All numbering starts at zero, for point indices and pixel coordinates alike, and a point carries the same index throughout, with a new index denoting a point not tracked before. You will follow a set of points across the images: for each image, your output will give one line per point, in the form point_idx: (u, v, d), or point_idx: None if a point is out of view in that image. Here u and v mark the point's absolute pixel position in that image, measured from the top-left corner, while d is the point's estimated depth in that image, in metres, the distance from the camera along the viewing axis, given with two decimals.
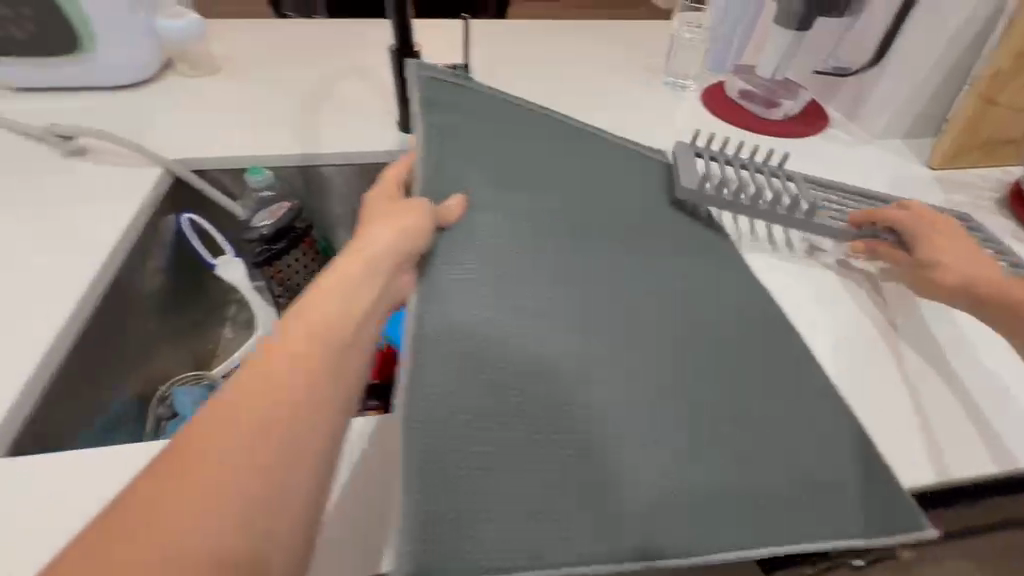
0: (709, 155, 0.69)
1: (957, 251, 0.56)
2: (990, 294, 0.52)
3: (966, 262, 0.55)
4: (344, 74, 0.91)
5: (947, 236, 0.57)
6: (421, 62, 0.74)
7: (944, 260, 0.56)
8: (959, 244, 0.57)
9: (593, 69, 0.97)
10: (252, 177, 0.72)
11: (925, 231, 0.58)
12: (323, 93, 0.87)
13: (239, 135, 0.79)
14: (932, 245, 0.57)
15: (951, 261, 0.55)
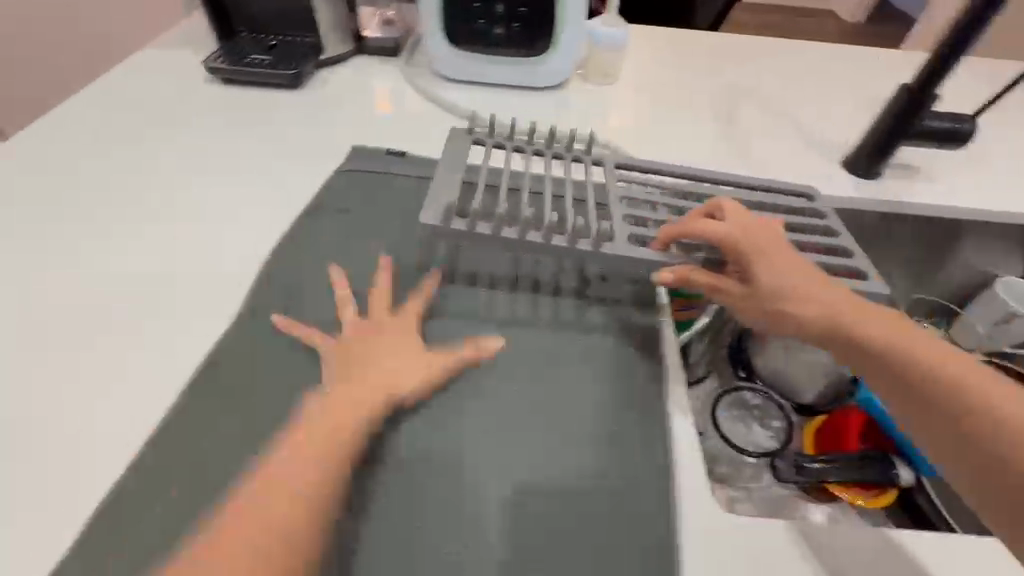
0: (490, 143, 0.66)
1: (899, 332, 0.48)
2: (858, 342, 0.48)
3: (825, 293, 0.50)
4: (740, 97, 0.89)
5: (759, 235, 0.54)
6: (929, 108, 0.69)
7: (820, 304, 0.50)
8: (850, 305, 0.50)
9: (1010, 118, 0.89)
10: None
11: (867, 312, 0.49)
12: (731, 117, 0.85)
13: (672, 153, 0.78)
14: (846, 314, 0.49)
15: (822, 298, 0.50)
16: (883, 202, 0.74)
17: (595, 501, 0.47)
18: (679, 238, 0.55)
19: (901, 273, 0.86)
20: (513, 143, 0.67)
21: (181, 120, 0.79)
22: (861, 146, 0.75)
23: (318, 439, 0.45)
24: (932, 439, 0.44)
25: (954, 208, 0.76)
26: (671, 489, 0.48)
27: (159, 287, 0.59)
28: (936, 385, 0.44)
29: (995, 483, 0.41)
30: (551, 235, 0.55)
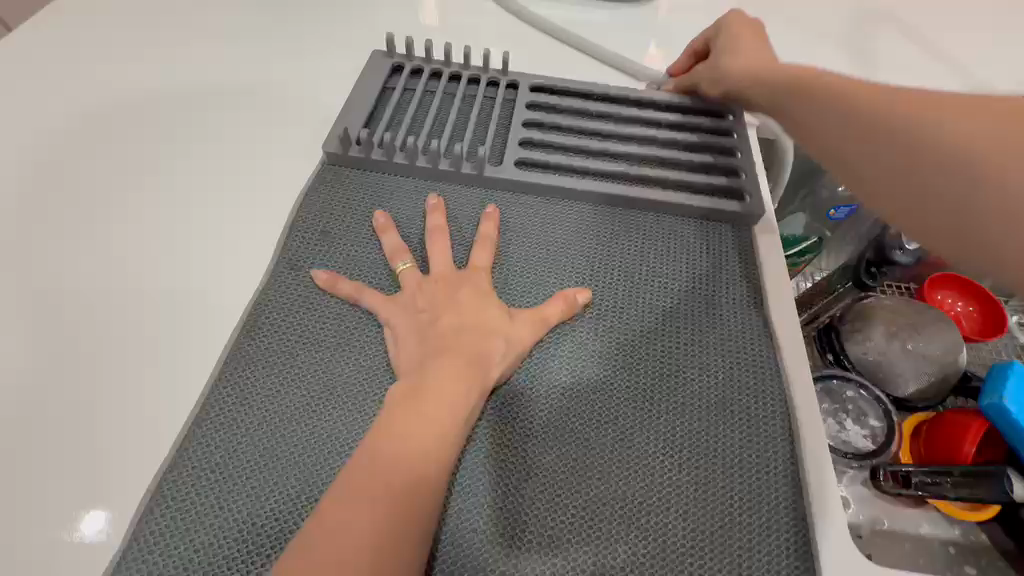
0: (409, 67, 0.55)
1: (873, 98, 0.39)
2: (841, 104, 0.41)
3: (790, 84, 0.45)
4: (874, 21, 0.72)
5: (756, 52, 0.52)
6: None
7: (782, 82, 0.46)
8: (847, 86, 0.41)
9: None
10: None
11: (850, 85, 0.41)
12: (863, 46, 0.69)
13: None
14: (832, 85, 0.43)
15: (786, 86, 0.46)
16: None
17: (725, 484, 0.39)
18: (578, 155, 0.50)
19: None
20: (479, 72, 0.55)
21: (187, 14, 0.65)
22: None
23: (425, 416, 0.36)
24: (908, 224, 0.37)
25: None
26: (797, 445, 0.40)
27: (168, 222, 0.49)
28: (896, 132, 0.37)
29: (978, 261, 0.33)
30: (482, 167, 0.49)
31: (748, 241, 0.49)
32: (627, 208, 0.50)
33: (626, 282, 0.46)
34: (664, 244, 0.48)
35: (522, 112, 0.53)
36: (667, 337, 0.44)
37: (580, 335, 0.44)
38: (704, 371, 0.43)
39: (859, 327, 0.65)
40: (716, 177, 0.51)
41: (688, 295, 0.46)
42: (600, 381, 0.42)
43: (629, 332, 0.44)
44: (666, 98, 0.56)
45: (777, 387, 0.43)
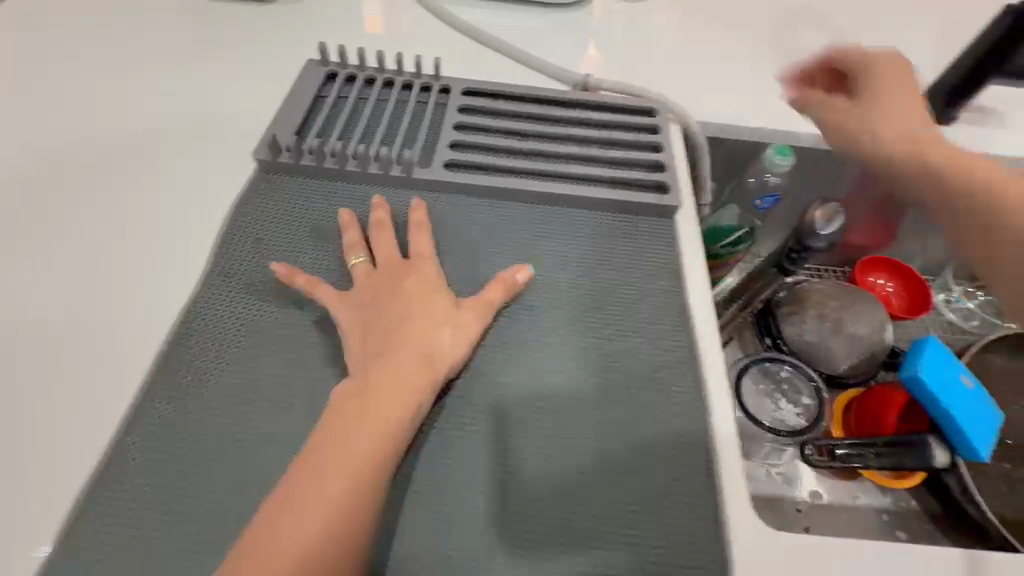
0: (342, 75, 0.56)
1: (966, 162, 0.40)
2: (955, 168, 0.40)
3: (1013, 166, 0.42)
4: (798, 20, 0.75)
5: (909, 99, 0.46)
6: None
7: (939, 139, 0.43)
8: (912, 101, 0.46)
9: None
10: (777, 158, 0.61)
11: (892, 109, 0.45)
12: (787, 45, 0.72)
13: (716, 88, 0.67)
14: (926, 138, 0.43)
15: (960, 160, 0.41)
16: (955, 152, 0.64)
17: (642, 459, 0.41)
18: (505, 155, 0.52)
19: None
20: (412, 77, 0.56)
21: (117, 17, 0.64)
22: (939, 80, 0.63)
23: (363, 417, 0.38)
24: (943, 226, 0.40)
25: None
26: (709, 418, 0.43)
27: (102, 234, 0.49)
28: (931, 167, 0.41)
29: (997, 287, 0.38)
30: (410, 170, 0.51)
31: (669, 230, 0.51)
32: (553, 203, 0.51)
33: (555, 272, 0.48)
34: (589, 235, 0.50)
35: (451, 115, 0.54)
36: (593, 322, 0.46)
37: (509, 324, 0.46)
38: (623, 353, 0.45)
39: (793, 312, 0.69)
40: (640, 170, 0.52)
41: (614, 282, 0.48)
42: (529, 367, 0.44)
43: (552, 321, 0.46)
44: (592, 98, 0.57)
45: (696, 363, 0.45)
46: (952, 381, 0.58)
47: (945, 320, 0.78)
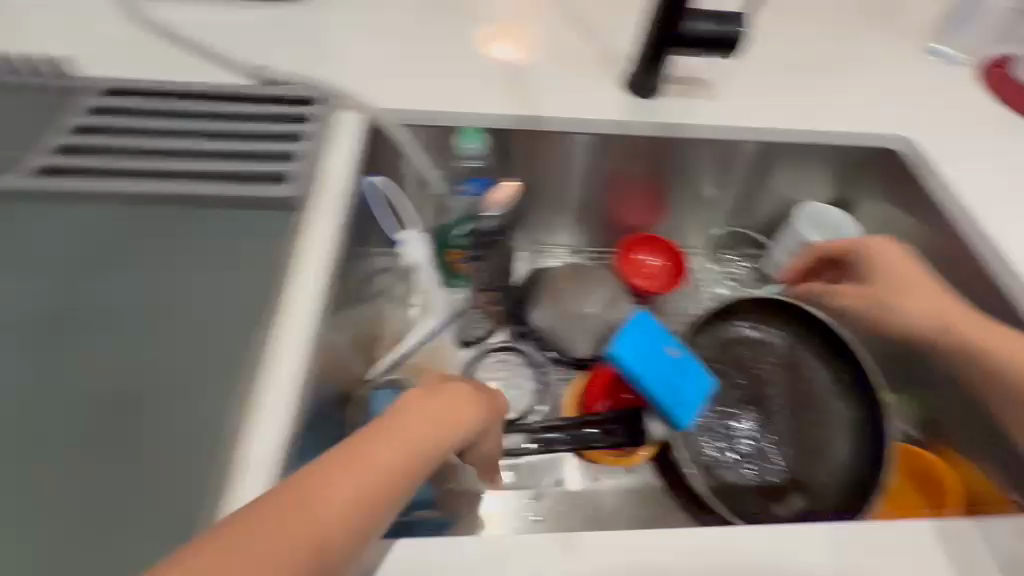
0: None
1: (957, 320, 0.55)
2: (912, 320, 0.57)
3: (946, 330, 0.55)
4: (535, 3, 0.74)
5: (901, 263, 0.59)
6: (689, 8, 0.57)
7: (931, 318, 0.56)
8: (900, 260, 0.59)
9: (840, 25, 0.78)
10: (463, 141, 0.59)
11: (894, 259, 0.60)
12: (518, 27, 0.71)
13: (426, 72, 0.64)
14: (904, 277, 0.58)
15: (936, 330, 0.56)
16: (659, 123, 0.64)
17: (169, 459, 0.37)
18: (116, 154, 0.49)
19: (713, 201, 0.78)
20: (58, 81, 0.54)
21: None
22: (638, 54, 0.62)
23: (339, 490, 0.32)
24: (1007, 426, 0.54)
25: (739, 129, 0.66)
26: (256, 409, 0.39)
27: None
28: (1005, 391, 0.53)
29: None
30: None
31: (289, 224, 0.48)
32: (161, 202, 0.47)
33: (135, 271, 0.44)
34: (188, 231, 0.46)
35: (70, 117, 0.51)
36: (155, 325, 0.42)
37: (64, 330, 0.41)
38: (182, 349, 0.41)
39: (532, 298, 0.70)
40: (268, 165, 0.50)
41: (196, 278, 0.44)
42: (71, 378, 0.39)
43: (114, 320, 0.42)
44: (247, 93, 0.55)
45: (258, 367, 0.41)
46: (654, 352, 0.57)
47: (710, 298, 0.81)
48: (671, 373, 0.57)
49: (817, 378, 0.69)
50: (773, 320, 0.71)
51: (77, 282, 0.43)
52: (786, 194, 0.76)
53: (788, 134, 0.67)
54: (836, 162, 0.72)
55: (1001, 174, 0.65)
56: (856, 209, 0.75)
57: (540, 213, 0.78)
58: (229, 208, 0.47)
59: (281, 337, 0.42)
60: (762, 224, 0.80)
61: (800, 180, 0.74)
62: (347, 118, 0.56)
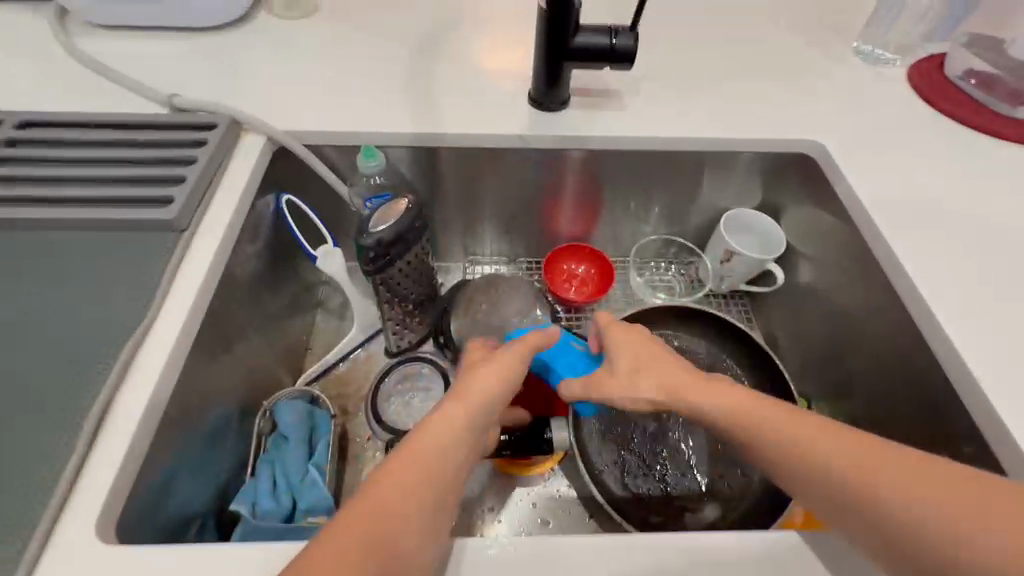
0: None
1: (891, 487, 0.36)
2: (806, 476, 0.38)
3: (852, 482, 0.37)
4: (457, 27, 0.77)
5: (633, 346, 0.49)
6: (578, 22, 0.58)
7: (798, 439, 0.39)
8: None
9: (760, 35, 0.79)
10: (362, 160, 0.61)
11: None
12: (436, 50, 0.74)
13: (339, 95, 0.67)
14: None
15: (842, 484, 0.37)
16: (561, 136, 0.66)
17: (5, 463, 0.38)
18: (17, 179, 0.52)
19: (640, 210, 0.78)
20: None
21: None
22: (536, 71, 0.64)
23: (427, 463, 0.39)
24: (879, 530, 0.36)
25: (645, 140, 0.67)
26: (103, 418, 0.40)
27: None
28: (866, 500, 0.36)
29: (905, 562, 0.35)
30: None
31: (165, 244, 0.49)
32: (46, 226, 0.49)
33: (14, 287, 0.46)
34: (67, 253, 0.48)
35: None
36: (18, 342, 0.43)
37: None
38: (41, 360, 0.42)
39: (450, 309, 0.71)
40: (151, 187, 0.51)
41: (69, 293, 0.45)
42: None
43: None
44: (156, 119, 0.58)
45: (102, 381, 0.41)
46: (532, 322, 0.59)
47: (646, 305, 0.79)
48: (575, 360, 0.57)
49: (737, 386, 0.68)
50: (692, 327, 0.71)
51: None
52: (712, 201, 0.76)
53: (696, 142, 0.68)
54: (755, 168, 0.71)
55: (916, 176, 0.64)
56: (783, 214, 0.75)
57: (468, 226, 0.79)
58: (114, 225, 0.49)
59: (144, 350, 0.43)
60: (693, 231, 0.80)
61: (722, 187, 0.74)
62: (255, 146, 0.59)
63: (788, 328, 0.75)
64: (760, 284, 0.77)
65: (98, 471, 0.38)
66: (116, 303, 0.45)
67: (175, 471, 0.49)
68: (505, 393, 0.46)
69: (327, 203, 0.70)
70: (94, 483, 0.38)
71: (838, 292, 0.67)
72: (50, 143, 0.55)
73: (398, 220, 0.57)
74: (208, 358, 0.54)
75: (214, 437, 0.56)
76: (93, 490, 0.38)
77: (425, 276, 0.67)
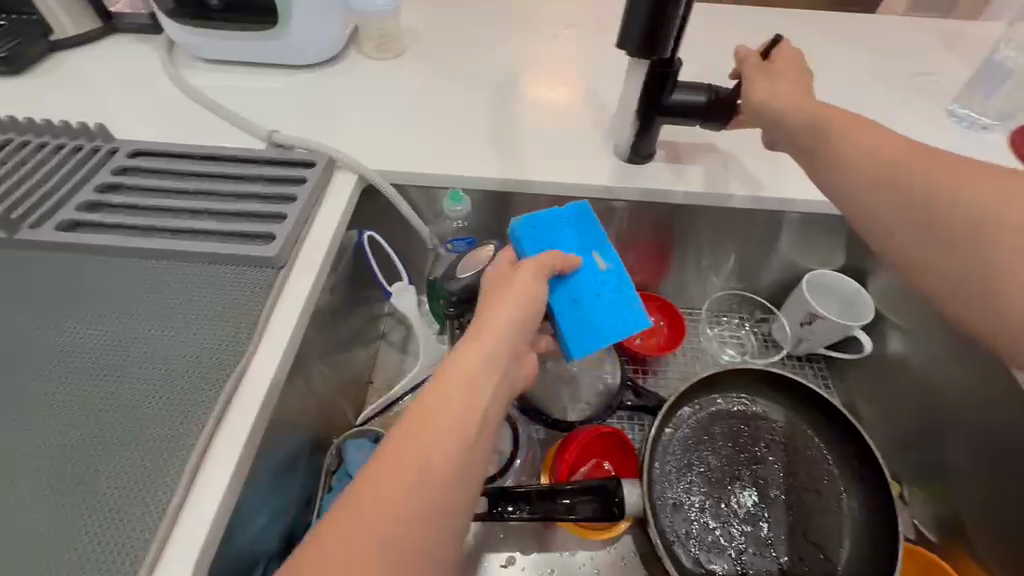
0: (16, 140, 0.60)
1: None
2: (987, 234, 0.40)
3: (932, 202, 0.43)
4: (539, 72, 0.79)
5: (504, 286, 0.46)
6: (674, 83, 0.59)
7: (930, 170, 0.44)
8: (859, 128, 0.50)
9: (847, 92, 0.77)
10: (449, 204, 0.65)
11: (886, 148, 0.47)
12: (518, 94, 0.75)
13: (426, 136, 0.68)
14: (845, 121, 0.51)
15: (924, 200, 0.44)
16: (645, 188, 0.65)
17: (109, 500, 0.38)
18: (129, 209, 0.54)
19: (715, 263, 0.76)
20: (98, 142, 0.61)
21: None
22: (624, 123, 0.64)
23: (434, 419, 0.38)
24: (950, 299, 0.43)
25: (731, 197, 0.66)
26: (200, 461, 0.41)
27: None
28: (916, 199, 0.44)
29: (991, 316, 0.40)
30: (20, 224, 0.52)
31: (265, 281, 0.50)
32: (154, 257, 0.51)
33: (123, 317, 0.48)
34: (172, 285, 0.49)
35: (96, 174, 0.57)
36: (124, 373, 0.44)
37: (45, 373, 0.44)
38: (147, 394, 0.43)
39: None
40: (254, 224, 0.53)
41: (174, 327, 0.47)
42: (44, 416, 0.42)
43: (94, 362, 0.45)
44: (257, 155, 0.60)
45: (204, 420, 0.42)
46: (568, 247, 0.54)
47: (716, 362, 0.76)
48: (589, 312, 0.51)
49: (817, 461, 0.64)
50: (768, 394, 0.68)
51: (69, 324, 0.47)
52: (792, 260, 0.74)
53: (783, 202, 0.66)
54: (842, 230, 0.69)
55: None
56: (868, 278, 0.72)
57: None
58: (218, 261, 0.51)
59: (243, 391, 0.44)
60: (768, 288, 0.77)
61: (804, 246, 0.72)
62: (346, 183, 0.61)
63: (869, 399, 0.71)
64: (841, 349, 0.73)
65: (198, 513, 0.39)
66: (218, 341, 0.46)
67: (251, 506, 0.49)
68: (515, 335, 0.43)
69: (404, 239, 0.71)
70: (194, 525, 0.39)
71: (933, 368, 0.64)
72: (160, 175, 0.58)
73: (481, 267, 0.57)
74: (288, 392, 0.54)
75: (286, 470, 0.56)
76: (193, 533, 0.38)
77: None
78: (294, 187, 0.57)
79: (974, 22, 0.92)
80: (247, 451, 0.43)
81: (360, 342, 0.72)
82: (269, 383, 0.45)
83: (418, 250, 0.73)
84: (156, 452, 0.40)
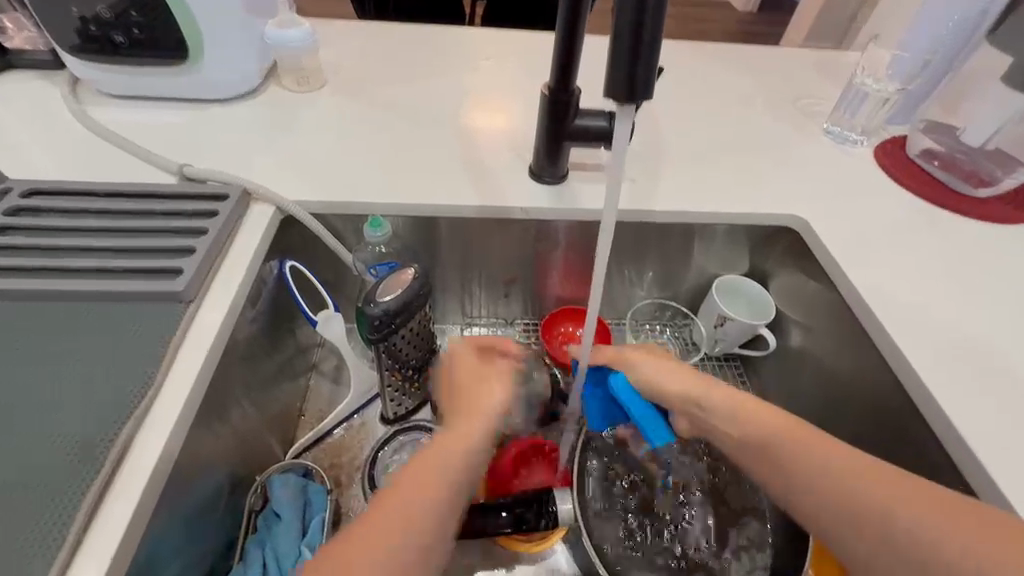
0: None
1: (895, 490, 0.41)
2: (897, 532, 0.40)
3: (852, 488, 0.42)
4: (461, 101, 0.82)
5: (476, 370, 0.56)
6: (578, 108, 0.63)
7: (851, 492, 0.42)
8: (833, 452, 0.45)
9: (739, 114, 0.86)
10: (368, 230, 0.64)
11: (851, 471, 0.43)
12: (440, 122, 0.78)
13: (348, 166, 0.69)
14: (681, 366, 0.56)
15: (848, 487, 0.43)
16: (560, 208, 0.69)
17: None
18: (24, 250, 0.52)
19: (635, 275, 0.81)
20: None
21: None
22: (535, 147, 0.68)
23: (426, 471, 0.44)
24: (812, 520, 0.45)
25: (639, 212, 0.71)
26: (94, 508, 0.38)
27: None
28: (874, 523, 0.41)
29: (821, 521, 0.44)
30: None
31: (173, 316, 0.49)
32: (50, 297, 0.49)
33: (16, 358, 0.45)
34: (71, 324, 0.47)
35: None
36: (13, 420, 0.41)
37: None
38: (39, 437, 0.40)
39: None
40: (162, 259, 0.52)
41: (74, 366, 0.45)
42: None
43: None
44: (168, 191, 0.59)
45: (104, 459, 0.40)
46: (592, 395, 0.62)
47: None
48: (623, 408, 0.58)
49: None
50: None
51: None
52: (703, 268, 0.80)
53: (686, 215, 0.72)
54: (742, 239, 0.75)
55: (895, 251, 0.68)
56: (768, 281, 0.78)
57: (468, 288, 0.80)
58: (121, 297, 0.49)
59: (148, 430, 0.43)
60: (685, 295, 0.83)
61: (711, 255, 0.78)
62: (262, 213, 0.61)
63: (779, 390, 0.78)
64: (751, 348, 0.79)
65: (87, 566, 0.36)
66: (122, 378, 0.44)
67: (162, 556, 0.46)
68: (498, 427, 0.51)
69: (329, 267, 0.72)
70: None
71: (830, 359, 0.70)
72: (60, 213, 0.56)
73: (404, 289, 0.58)
74: (204, 431, 0.52)
75: (204, 514, 0.53)
76: None
77: (427, 343, 0.68)
78: (206, 220, 0.57)
79: (844, 52, 1.04)
80: (148, 495, 0.40)
81: (287, 375, 0.71)
82: (176, 421, 0.44)
83: (345, 277, 0.74)
84: (46, 496, 0.38)
